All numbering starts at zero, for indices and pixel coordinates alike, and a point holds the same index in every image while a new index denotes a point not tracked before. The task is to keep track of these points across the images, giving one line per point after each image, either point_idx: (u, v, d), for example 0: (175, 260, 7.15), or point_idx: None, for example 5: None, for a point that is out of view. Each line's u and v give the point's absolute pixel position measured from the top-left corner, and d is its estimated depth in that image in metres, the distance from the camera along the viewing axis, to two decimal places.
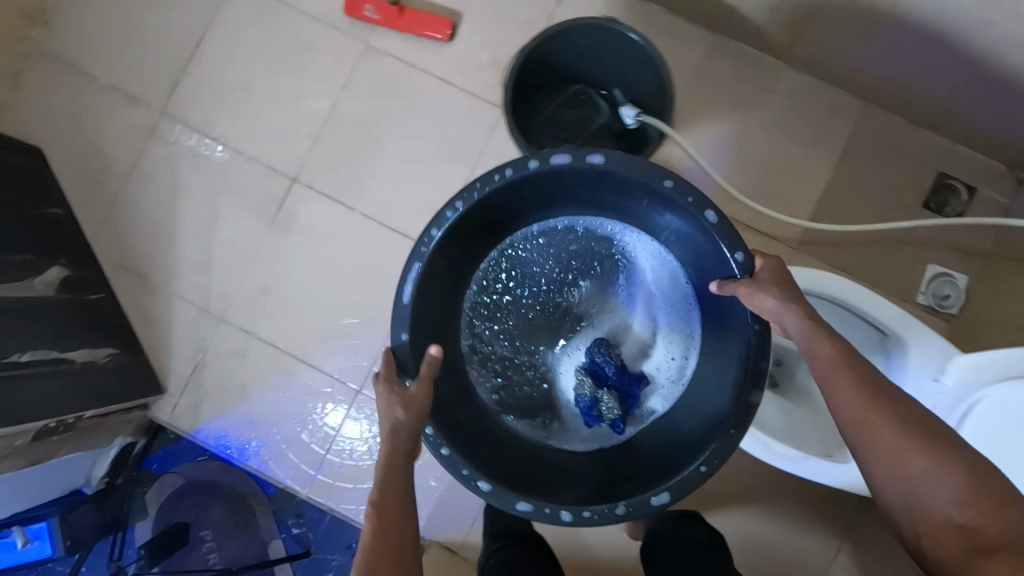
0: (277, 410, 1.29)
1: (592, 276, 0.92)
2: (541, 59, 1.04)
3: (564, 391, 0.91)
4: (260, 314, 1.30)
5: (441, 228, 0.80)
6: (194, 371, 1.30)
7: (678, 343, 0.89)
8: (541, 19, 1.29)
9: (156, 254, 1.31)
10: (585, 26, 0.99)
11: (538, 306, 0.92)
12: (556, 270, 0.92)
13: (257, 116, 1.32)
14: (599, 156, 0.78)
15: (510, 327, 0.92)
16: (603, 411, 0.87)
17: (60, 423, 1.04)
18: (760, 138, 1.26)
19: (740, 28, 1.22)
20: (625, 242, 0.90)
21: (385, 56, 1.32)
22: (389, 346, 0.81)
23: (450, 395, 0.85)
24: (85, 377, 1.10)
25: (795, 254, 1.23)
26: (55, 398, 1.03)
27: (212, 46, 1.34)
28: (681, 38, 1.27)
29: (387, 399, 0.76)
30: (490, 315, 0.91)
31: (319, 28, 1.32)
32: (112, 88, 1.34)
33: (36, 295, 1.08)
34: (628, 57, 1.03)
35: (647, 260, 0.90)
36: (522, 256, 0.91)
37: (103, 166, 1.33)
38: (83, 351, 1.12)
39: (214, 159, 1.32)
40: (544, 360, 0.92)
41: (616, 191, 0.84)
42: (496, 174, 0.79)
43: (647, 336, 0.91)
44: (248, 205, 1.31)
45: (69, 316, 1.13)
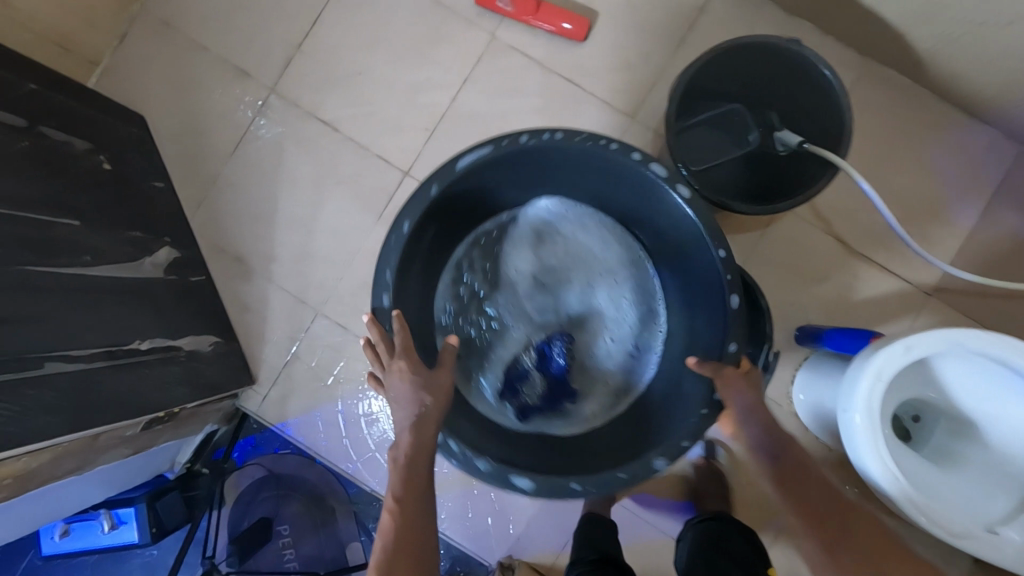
0: (369, 412, 1.24)
1: (577, 273, 1.07)
2: (710, 70, 1.00)
3: (507, 350, 1.05)
4: (360, 310, 1.25)
5: (528, 139, 0.86)
6: (287, 363, 1.25)
7: (617, 359, 1.05)
8: (682, 26, 1.22)
9: (256, 237, 1.26)
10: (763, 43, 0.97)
11: (523, 274, 1.07)
12: (553, 256, 1.07)
13: (373, 103, 1.26)
14: (686, 192, 0.85)
15: (491, 278, 1.06)
16: (525, 391, 1.01)
17: (166, 414, 1.00)
18: (904, 174, 1.19)
19: (899, 56, 1.15)
20: (610, 248, 1.05)
21: (512, 51, 1.25)
22: (404, 222, 0.86)
23: (422, 304, 0.97)
24: (189, 367, 1.06)
25: (929, 300, 1.17)
26: (164, 388, 0.99)
27: (329, 25, 1.27)
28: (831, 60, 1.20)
29: (407, 386, 0.79)
30: (483, 252, 1.05)
31: (445, 16, 1.26)
32: (221, 60, 1.28)
33: (146, 276, 1.03)
34: (798, 86, 0.99)
35: (624, 277, 1.04)
36: (539, 231, 1.05)
37: (208, 142, 1.28)
38: (187, 338, 1.08)
39: (323, 144, 1.26)
40: (502, 321, 1.06)
41: (649, 217, 0.95)
42: (606, 141, 0.85)
43: (589, 341, 1.06)
44: (356, 196, 1.26)
45: (174, 300, 1.08)
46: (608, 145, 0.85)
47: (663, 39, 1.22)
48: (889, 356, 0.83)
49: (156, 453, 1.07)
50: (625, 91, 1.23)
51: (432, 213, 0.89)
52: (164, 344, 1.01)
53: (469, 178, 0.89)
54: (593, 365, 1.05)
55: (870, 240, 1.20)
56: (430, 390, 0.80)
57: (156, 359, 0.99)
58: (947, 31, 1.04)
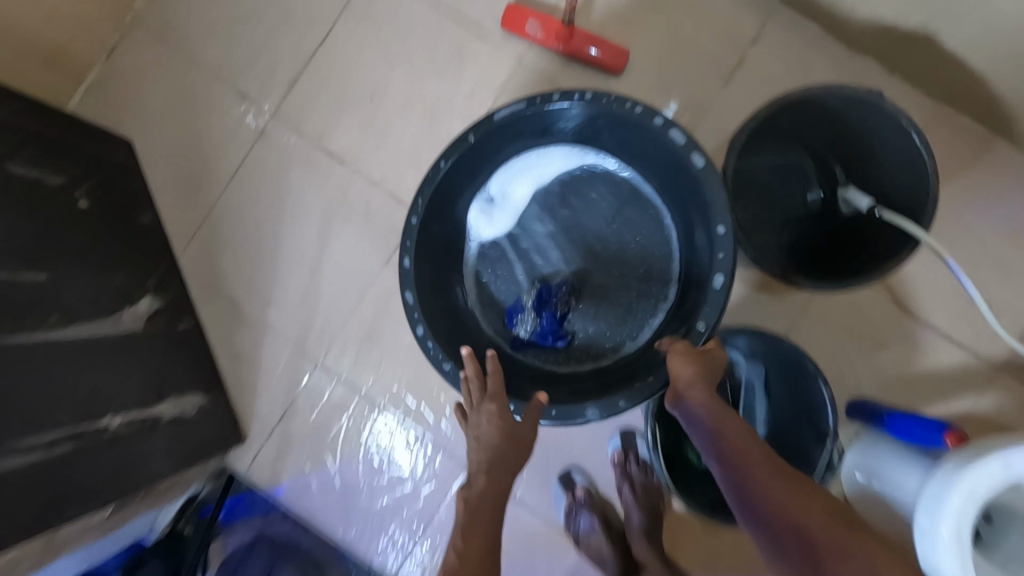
0: (369, 477, 1.13)
1: (603, 227, 1.06)
2: (772, 118, 0.86)
3: (517, 291, 1.06)
4: (364, 363, 1.13)
5: (564, 101, 0.89)
6: (282, 419, 1.14)
7: (620, 320, 1.04)
8: (733, 59, 1.09)
9: (251, 278, 1.14)
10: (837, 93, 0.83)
11: (551, 224, 1.07)
12: (587, 207, 1.06)
13: (385, 132, 1.13)
14: (701, 159, 0.82)
15: (522, 222, 1.07)
16: (523, 317, 1.04)
17: (142, 491, 0.89)
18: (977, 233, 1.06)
19: (978, 103, 1.02)
20: (641, 206, 1.04)
21: (542, 80, 1.12)
22: (442, 157, 0.92)
23: (453, 223, 1.01)
24: (173, 434, 0.95)
25: (998, 377, 1.05)
26: (140, 463, 0.88)
27: (339, 44, 1.14)
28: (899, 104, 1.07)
29: (494, 434, 0.78)
30: (522, 200, 1.06)
31: (468, 38, 1.13)
32: (218, 79, 1.15)
33: (124, 331, 0.91)
34: (873, 136, 0.85)
35: (650, 231, 1.03)
36: (578, 182, 1.06)
37: (200, 170, 1.15)
38: (173, 401, 0.96)
39: (328, 176, 1.14)
40: (523, 263, 1.07)
41: (676, 182, 0.93)
42: (634, 105, 0.86)
43: (600, 297, 1.05)
44: (363, 236, 1.13)
45: (156, 357, 0.96)
46: (634, 107, 0.86)
47: (712, 72, 1.10)
48: (981, 475, 0.71)
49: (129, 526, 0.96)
50: None
51: (467, 155, 0.94)
52: (144, 416, 0.89)
53: (501, 128, 0.93)
54: (598, 327, 1.04)
55: (936, 305, 1.07)
56: (515, 455, 0.77)
57: (133, 431, 0.87)
58: None
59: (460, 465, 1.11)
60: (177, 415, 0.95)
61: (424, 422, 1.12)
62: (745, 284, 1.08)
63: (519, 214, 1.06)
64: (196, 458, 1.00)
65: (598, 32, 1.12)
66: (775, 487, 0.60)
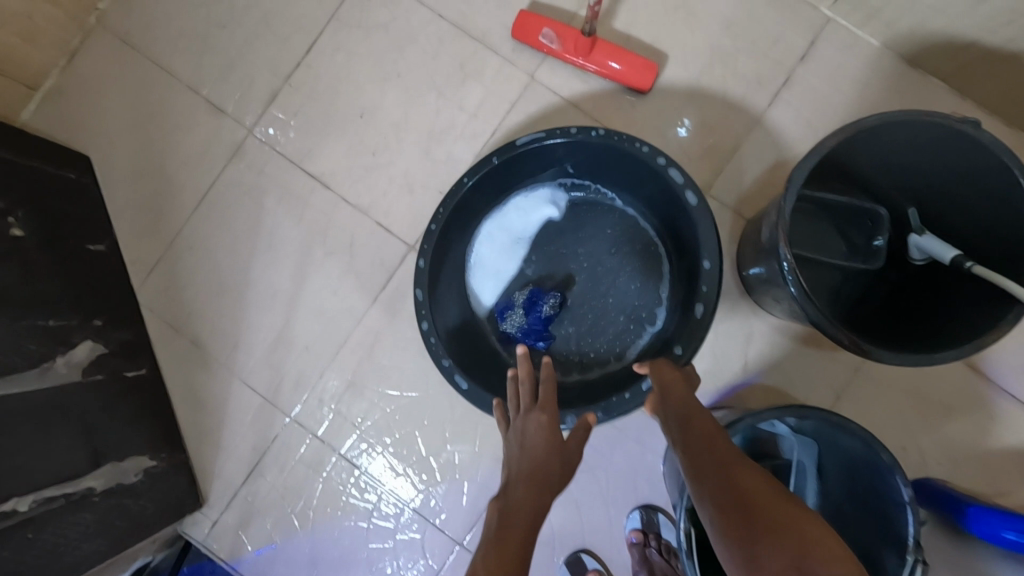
0: (346, 549, 0.97)
1: (605, 246, 0.95)
2: (837, 155, 0.72)
3: (504, 293, 0.95)
4: (343, 417, 0.98)
5: (581, 131, 0.82)
6: (247, 480, 0.98)
7: (606, 344, 0.93)
8: (777, 78, 0.95)
9: (218, 316, 1.00)
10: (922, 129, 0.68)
11: (554, 237, 0.95)
12: (593, 228, 0.95)
13: (376, 152, 1.00)
14: (694, 199, 0.80)
15: (525, 228, 0.95)
16: (511, 317, 0.92)
17: None
18: None
19: None
20: (644, 232, 0.94)
21: (556, 98, 0.98)
22: (462, 175, 0.85)
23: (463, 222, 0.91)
24: (105, 510, 0.79)
25: None
26: (61, 551, 0.73)
27: (327, 52, 1.01)
28: None
29: (541, 440, 0.71)
30: (532, 207, 0.95)
31: (473, 48, 0.99)
32: (190, 89, 1.02)
33: (57, 384, 0.76)
34: (958, 179, 0.71)
35: (651, 258, 0.93)
36: (588, 202, 0.95)
37: (166, 191, 1.02)
38: (110, 468, 0.81)
39: (309, 201, 1.00)
40: (518, 267, 0.95)
41: (676, 223, 0.86)
42: (642, 146, 0.81)
43: (589, 319, 0.94)
44: (346, 270, 0.99)
45: (96, 411, 0.81)
46: (641, 147, 0.81)
47: (752, 91, 0.95)
48: None
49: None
50: (701, 155, 0.95)
51: (486, 175, 0.86)
52: (70, 491, 0.74)
53: (523, 153, 0.86)
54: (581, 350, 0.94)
55: (1015, 371, 0.90)
56: (561, 467, 0.68)
57: (54, 510, 0.72)
58: None
59: (451, 539, 0.95)
60: (112, 485, 0.80)
61: (410, 488, 0.97)
62: (788, 337, 0.92)
63: (523, 220, 0.95)
64: (135, 533, 0.85)
65: (623, 44, 0.98)
66: (728, 470, 0.54)
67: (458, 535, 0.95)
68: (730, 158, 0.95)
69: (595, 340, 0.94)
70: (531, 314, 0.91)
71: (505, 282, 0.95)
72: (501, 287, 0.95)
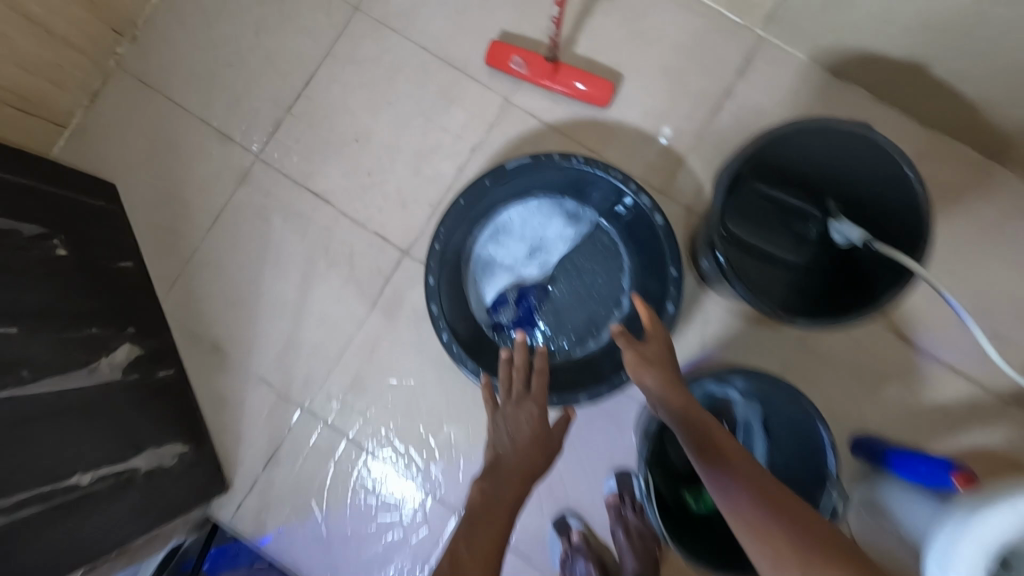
0: (358, 525, 1.09)
1: (578, 250, 1.08)
2: (759, 160, 0.86)
3: (495, 290, 1.08)
4: (350, 408, 1.10)
5: (562, 158, 0.94)
6: (267, 467, 1.10)
7: (584, 333, 1.07)
8: (720, 92, 1.08)
9: (235, 322, 1.12)
10: (822, 134, 0.81)
11: (536, 243, 1.08)
12: (568, 234, 1.08)
13: (370, 171, 1.12)
14: (661, 219, 0.92)
15: (511, 235, 1.08)
16: (503, 310, 1.07)
17: (114, 552, 0.85)
18: (976, 263, 1.04)
19: (968, 129, 1.01)
20: (609, 239, 1.07)
21: (528, 116, 1.11)
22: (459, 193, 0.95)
23: (462, 234, 1.02)
24: (148, 488, 0.91)
25: (1005, 411, 1.01)
26: (114, 523, 0.84)
27: (324, 84, 1.14)
28: (889, 132, 1.05)
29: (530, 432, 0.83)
30: (517, 217, 1.08)
31: (453, 76, 1.12)
32: (204, 122, 1.15)
33: (103, 381, 0.88)
34: (858, 173, 0.85)
35: (617, 262, 1.07)
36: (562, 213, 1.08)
37: (184, 213, 1.14)
38: (150, 453, 0.92)
39: (313, 217, 1.12)
40: (507, 268, 1.08)
41: (644, 233, 0.99)
42: (616, 174, 0.93)
43: (567, 311, 1.08)
44: (348, 277, 1.11)
45: (136, 405, 0.93)
46: (615, 174, 0.93)
47: (699, 105, 1.09)
48: (998, 524, 0.67)
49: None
50: (656, 162, 1.09)
51: (481, 195, 0.98)
52: (116, 467, 0.85)
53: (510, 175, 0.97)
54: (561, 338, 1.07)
55: (938, 339, 1.03)
56: (542, 459, 0.81)
57: (107, 487, 0.83)
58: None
59: (452, 511, 1.08)
60: (153, 467, 0.92)
61: (414, 468, 1.09)
62: (739, 319, 1.05)
63: (510, 230, 1.08)
64: (175, 512, 0.96)
65: (584, 67, 1.11)
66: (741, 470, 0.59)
67: (457, 506, 1.07)
68: (683, 164, 1.08)
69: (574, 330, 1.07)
70: (520, 305, 1.07)
71: (497, 280, 1.08)
72: (495, 285, 1.08)
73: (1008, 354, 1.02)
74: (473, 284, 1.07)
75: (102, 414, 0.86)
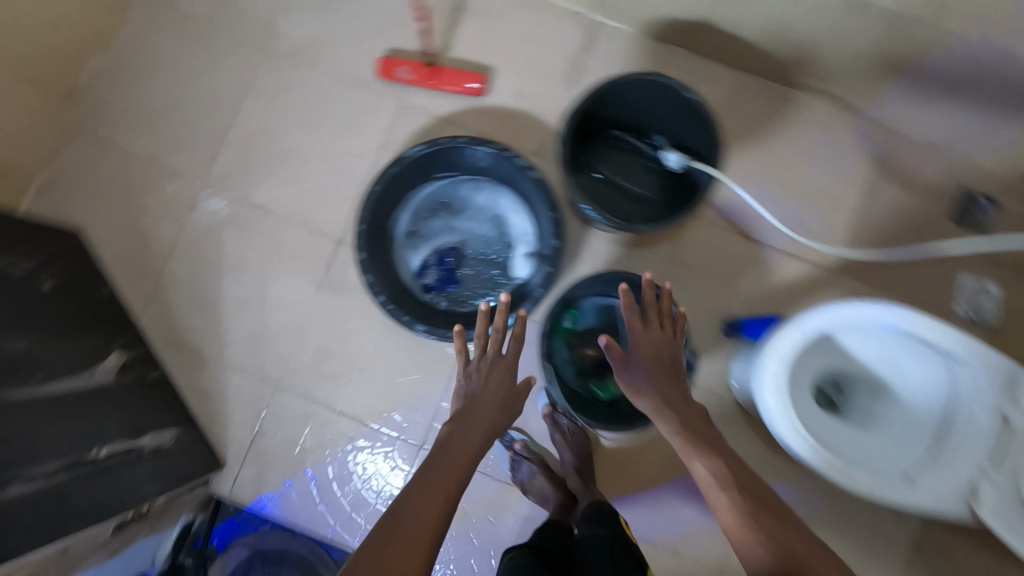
0: (341, 474, 1.29)
1: (480, 216, 1.33)
2: (591, 110, 1.10)
3: (418, 259, 1.31)
4: (316, 378, 1.30)
5: (450, 142, 1.17)
6: (253, 441, 1.29)
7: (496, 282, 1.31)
8: (570, 67, 1.34)
9: (205, 326, 1.31)
10: (631, 83, 1.05)
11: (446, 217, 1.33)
12: (469, 205, 1.33)
13: (299, 179, 1.34)
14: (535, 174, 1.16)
15: (423, 213, 1.32)
16: (428, 274, 1.30)
17: (138, 511, 1.02)
18: (790, 167, 1.31)
19: (762, 64, 1.28)
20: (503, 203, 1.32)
21: (421, 113, 1.34)
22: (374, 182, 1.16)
23: (382, 216, 1.24)
24: (155, 462, 1.09)
25: (833, 277, 1.28)
26: (133, 487, 1.02)
27: (248, 115, 1.35)
28: (706, 77, 1.32)
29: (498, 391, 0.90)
30: (427, 199, 1.32)
31: (354, 90, 1.35)
32: (149, 163, 1.35)
33: (102, 380, 1.07)
34: (664, 108, 1.10)
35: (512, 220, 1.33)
36: (462, 189, 1.32)
37: (146, 243, 1.33)
38: (152, 436, 1.11)
39: (257, 225, 1.33)
40: (425, 241, 1.32)
41: (527, 191, 1.24)
42: (494, 146, 1.17)
43: (480, 267, 1.32)
44: (295, 270, 1.32)
45: (134, 399, 1.12)
46: (494, 147, 1.17)
47: (556, 81, 1.34)
48: (786, 339, 0.93)
49: (132, 553, 1.09)
50: (531, 132, 1.33)
51: (392, 182, 1.20)
52: (131, 441, 1.05)
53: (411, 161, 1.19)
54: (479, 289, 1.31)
55: (773, 231, 1.30)
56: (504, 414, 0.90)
57: (122, 458, 1.02)
58: (793, 38, 1.17)
59: (416, 445, 1.28)
60: (156, 446, 1.11)
61: (378, 417, 1.29)
62: (618, 246, 1.30)
63: (423, 209, 1.32)
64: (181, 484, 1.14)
65: (460, 66, 1.35)
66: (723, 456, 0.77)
67: (420, 440, 1.28)
68: (553, 130, 1.33)
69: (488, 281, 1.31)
70: (441, 267, 1.31)
71: (419, 252, 1.31)
72: (418, 256, 1.31)
73: (827, 233, 1.30)
74: (399, 258, 1.30)
75: (118, 403, 1.05)
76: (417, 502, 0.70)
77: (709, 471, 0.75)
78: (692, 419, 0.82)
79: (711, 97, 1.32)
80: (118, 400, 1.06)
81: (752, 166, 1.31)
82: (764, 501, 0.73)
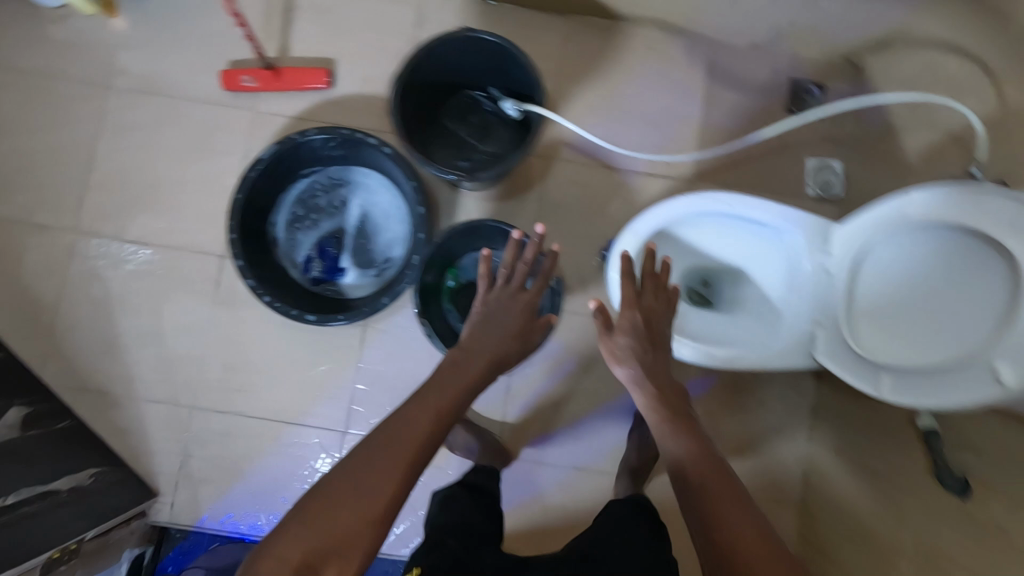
0: (275, 475, 1.32)
1: (353, 202, 1.37)
2: (420, 74, 1.17)
3: (301, 255, 1.34)
4: (231, 390, 1.33)
5: (301, 137, 1.17)
6: (183, 464, 1.32)
7: (380, 260, 1.35)
8: (408, 43, 1.39)
9: (111, 366, 1.33)
10: (445, 42, 1.13)
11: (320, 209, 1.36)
12: (340, 193, 1.37)
13: (171, 206, 1.36)
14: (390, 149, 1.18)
15: (298, 209, 1.35)
16: (314, 267, 1.34)
17: (63, 550, 1.03)
18: (632, 94, 1.39)
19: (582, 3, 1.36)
20: (374, 186, 1.36)
21: (276, 116, 1.38)
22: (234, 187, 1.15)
23: (253, 218, 1.24)
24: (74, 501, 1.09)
25: (691, 186, 1.37)
26: (52, 528, 1.03)
27: (107, 155, 1.37)
28: (536, 26, 1.39)
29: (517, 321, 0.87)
30: (299, 195, 1.35)
31: (206, 108, 1.38)
32: (20, 223, 1.35)
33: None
34: (486, 57, 1.18)
35: (386, 201, 1.37)
36: (328, 177, 1.35)
37: (33, 301, 1.34)
38: (67, 477, 1.11)
39: (138, 258, 1.35)
40: (304, 237, 1.35)
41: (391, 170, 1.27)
42: (349, 130, 1.17)
43: (361, 251, 1.36)
44: (187, 292, 1.35)
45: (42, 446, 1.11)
46: (348, 132, 1.18)
47: (398, 58, 1.39)
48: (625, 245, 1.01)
49: None
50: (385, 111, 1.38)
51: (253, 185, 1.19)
52: (54, 474, 1.07)
53: (269, 161, 1.19)
54: (364, 269, 1.35)
55: (628, 156, 1.38)
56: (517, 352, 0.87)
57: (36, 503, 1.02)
58: None
59: (339, 432, 1.32)
60: (73, 485, 1.10)
61: (297, 414, 1.33)
62: (490, 200, 1.36)
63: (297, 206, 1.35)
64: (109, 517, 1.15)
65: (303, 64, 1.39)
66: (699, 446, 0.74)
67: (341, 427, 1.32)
68: None
69: (372, 262, 1.36)
70: (325, 259, 1.34)
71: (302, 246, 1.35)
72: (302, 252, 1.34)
73: (678, 147, 1.38)
74: (283, 256, 1.32)
75: (36, 445, 1.08)
76: (382, 449, 0.69)
77: (677, 453, 0.74)
78: (676, 407, 0.78)
79: (552, 44, 1.39)
80: (46, 437, 1.12)
81: (597, 100, 1.39)
82: (736, 497, 0.70)
